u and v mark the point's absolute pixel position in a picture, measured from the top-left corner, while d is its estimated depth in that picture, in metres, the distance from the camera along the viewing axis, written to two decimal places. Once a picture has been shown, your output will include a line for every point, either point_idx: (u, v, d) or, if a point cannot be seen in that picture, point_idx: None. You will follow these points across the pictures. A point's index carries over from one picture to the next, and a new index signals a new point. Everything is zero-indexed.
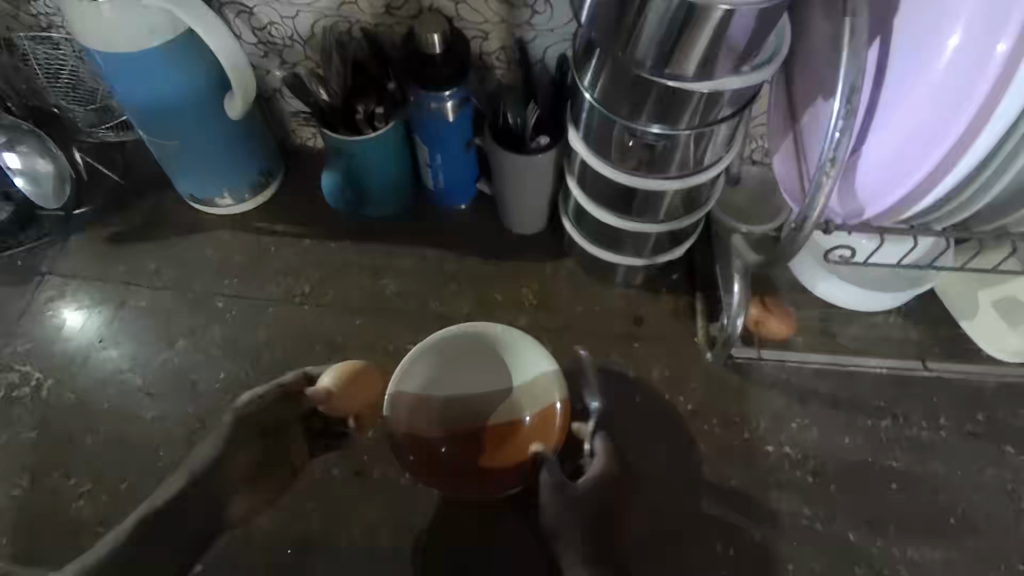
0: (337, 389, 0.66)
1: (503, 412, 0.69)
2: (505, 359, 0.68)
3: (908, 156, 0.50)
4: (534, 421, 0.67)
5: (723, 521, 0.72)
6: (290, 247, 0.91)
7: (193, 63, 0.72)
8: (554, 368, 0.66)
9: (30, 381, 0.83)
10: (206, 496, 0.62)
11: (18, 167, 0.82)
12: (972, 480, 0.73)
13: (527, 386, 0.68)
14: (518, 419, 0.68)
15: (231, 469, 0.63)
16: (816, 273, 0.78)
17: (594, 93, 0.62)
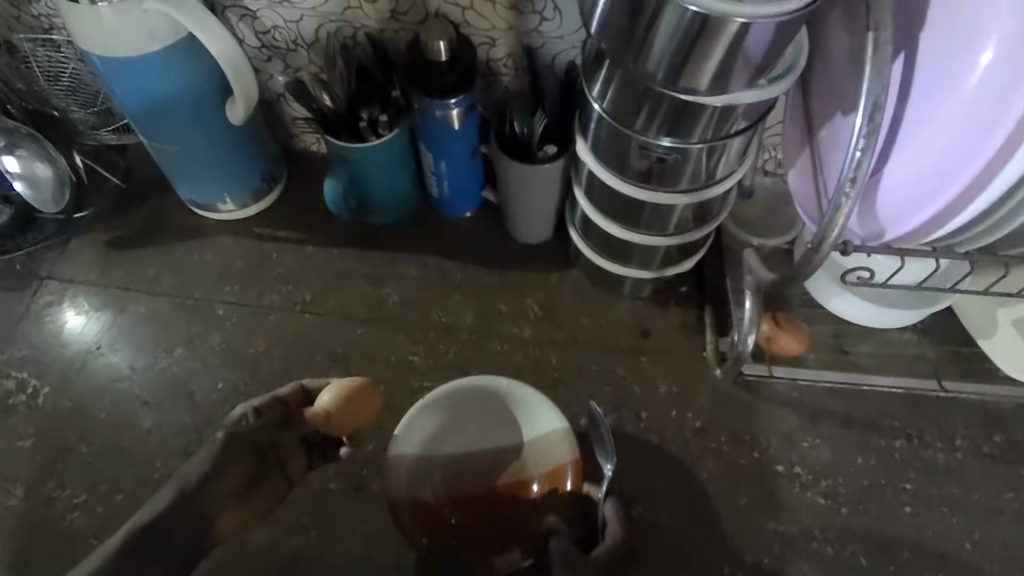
0: (336, 409, 0.56)
1: (511, 472, 0.67)
2: (515, 417, 0.67)
3: (933, 177, 0.48)
4: (542, 483, 0.66)
5: (732, 543, 0.70)
6: (292, 254, 0.90)
7: (192, 67, 0.71)
8: (565, 427, 0.65)
9: (27, 388, 0.82)
10: (195, 509, 0.48)
11: (17, 171, 0.81)
12: (989, 504, 0.71)
13: (536, 442, 0.66)
14: (527, 479, 0.66)
15: (225, 483, 0.50)
16: (831, 290, 0.76)
17: (604, 104, 0.60)
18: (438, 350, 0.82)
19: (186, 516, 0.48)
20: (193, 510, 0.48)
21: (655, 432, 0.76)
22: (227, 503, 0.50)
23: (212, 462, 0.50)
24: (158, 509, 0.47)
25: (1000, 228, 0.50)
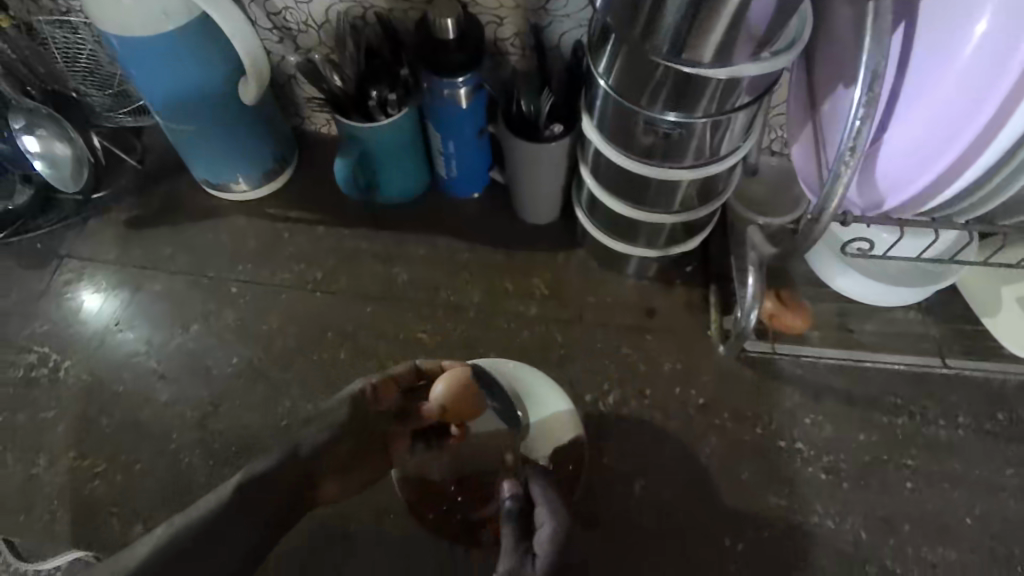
0: (448, 400, 0.63)
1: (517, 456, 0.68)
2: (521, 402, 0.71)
3: (929, 145, 0.48)
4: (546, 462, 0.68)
5: (733, 516, 0.71)
6: (303, 234, 0.91)
7: (206, 47, 0.72)
8: (569, 409, 0.71)
9: (48, 362, 0.84)
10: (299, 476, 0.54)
11: (38, 151, 0.83)
12: (991, 480, 0.72)
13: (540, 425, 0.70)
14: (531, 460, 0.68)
15: (336, 455, 0.57)
16: (833, 266, 0.76)
17: (609, 80, 0.61)
18: (445, 328, 0.84)
19: (292, 476, 0.54)
20: (300, 475, 0.55)
21: (659, 408, 0.77)
22: (330, 473, 0.57)
23: (327, 434, 0.56)
24: (271, 467, 0.53)
25: (996, 197, 0.51)
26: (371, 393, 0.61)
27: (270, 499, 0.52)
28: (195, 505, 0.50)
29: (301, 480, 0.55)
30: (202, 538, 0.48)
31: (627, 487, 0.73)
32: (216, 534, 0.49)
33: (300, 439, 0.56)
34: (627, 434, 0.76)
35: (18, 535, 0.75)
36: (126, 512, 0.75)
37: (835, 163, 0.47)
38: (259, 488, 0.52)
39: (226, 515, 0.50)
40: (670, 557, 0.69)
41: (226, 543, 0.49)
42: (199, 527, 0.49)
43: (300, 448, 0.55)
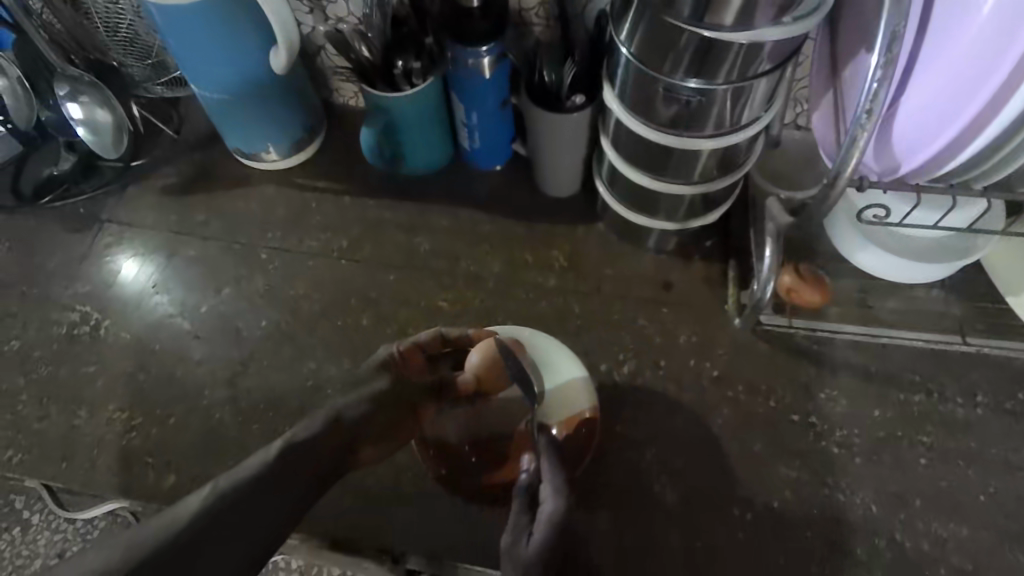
0: (481, 368, 0.67)
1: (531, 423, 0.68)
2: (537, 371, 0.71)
3: (945, 107, 0.49)
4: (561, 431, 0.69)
5: (744, 486, 0.72)
6: (330, 203, 0.94)
7: (236, 17, 0.74)
8: (584, 377, 0.71)
9: (89, 320, 0.89)
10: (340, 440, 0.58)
11: (80, 117, 0.90)
12: (1006, 459, 0.72)
13: (554, 392, 0.70)
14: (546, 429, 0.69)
15: (376, 422, 0.62)
16: (853, 240, 0.76)
17: (630, 48, 0.61)
18: (466, 297, 0.86)
19: (335, 440, 0.58)
20: (343, 439, 0.59)
21: (674, 379, 0.78)
22: (370, 439, 0.61)
23: (363, 404, 0.61)
24: (316, 431, 0.57)
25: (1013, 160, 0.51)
26: (398, 361, 0.66)
27: (313, 462, 0.55)
28: (237, 468, 0.51)
29: (343, 442, 0.59)
30: (246, 498, 0.48)
31: (640, 454, 0.74)
32: (259, 497, 0.49)
33: (339, 409, 0.60)
34: (641, 403, 0.77)
35: (62, 481, 0.79)
36: (161, 462, 0.79)
37: (852, 127, 0.48)
38: (304, 450, 0.55)
39: (271, 476, 0.51)
40: (679, 523, 0.71)
41: (265, 509, 0.49)
42: (242, 488, 0.49)
43: (339, 416, 0.59)
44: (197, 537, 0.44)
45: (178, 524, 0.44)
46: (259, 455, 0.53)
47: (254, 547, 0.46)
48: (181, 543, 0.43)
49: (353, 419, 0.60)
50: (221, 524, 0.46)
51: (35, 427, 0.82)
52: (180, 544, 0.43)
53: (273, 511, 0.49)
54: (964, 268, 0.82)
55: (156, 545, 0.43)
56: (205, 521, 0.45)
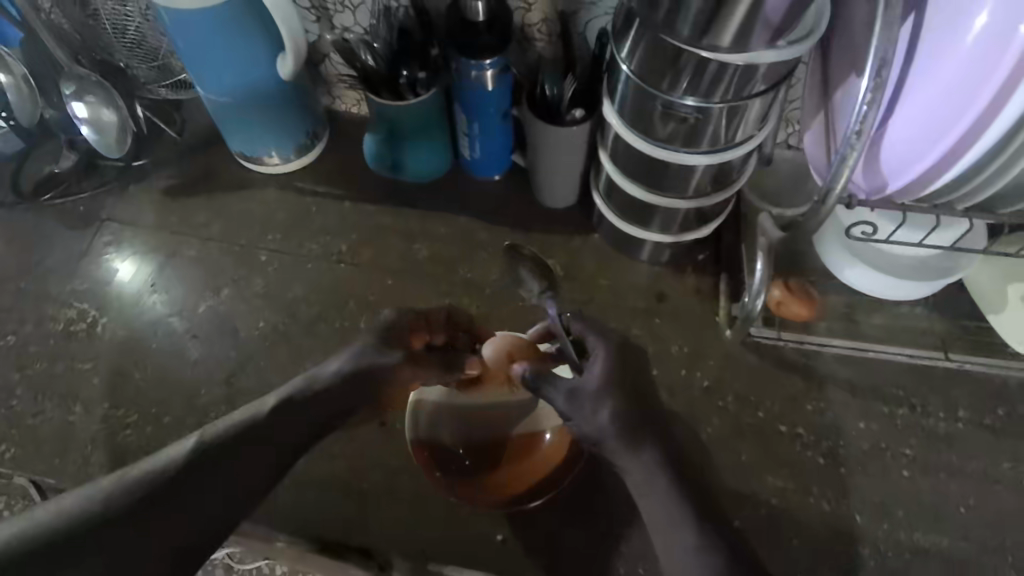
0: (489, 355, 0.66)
1: (523, 426, 0.70)
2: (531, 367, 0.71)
3: (932, 132, 0.51)
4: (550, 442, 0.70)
5: (732, 494, 0.73)
6: (331, 208, 0.95)
7: (244, 23, 0.76)
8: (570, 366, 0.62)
9: (86, 317, 0.89)
10: (325, 401, 0.57)
11: (86, 117, 0.90)
12: (986, 472, 0.74)
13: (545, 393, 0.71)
14: (538, 434, 0.70)
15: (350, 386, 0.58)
16: (841, 259, 0.79)
17: (631, 65, 0.64)
18: (463, 303, 0.87)
19: (324, 394, 0.57)
20: (324, 396, 0.57)
21: (666, 388, 0.79)
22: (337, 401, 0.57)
23: (345, 369, 0.58)
24: (298, 390, 0.56)
25: (987, 186, 0.54)
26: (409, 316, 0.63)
27: (309, 413, 0.56)
28: (231, 416, 0.53)
29: (328, 400, 0.57)
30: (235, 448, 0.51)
31: None
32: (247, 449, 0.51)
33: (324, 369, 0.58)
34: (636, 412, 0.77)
35: (54, 476, 0.79)
36: None
37: (843, 147, 0.50)
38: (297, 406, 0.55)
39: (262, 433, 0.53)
40: None
41: (258, 454, 0.52)
42: (230, 438, 0.51)
43: (321, 374, 0.58)
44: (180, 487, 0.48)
45: (162, 467, 0.49)
46: (244, 410, 0.54)
47: (239, 495, 0.50)
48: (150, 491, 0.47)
49: (347, 371, 0.58)
50: (203, 474, 0.49)
51: (29, 422, 0.83)
52: (162, 487, 0.47)
53: (261, 462, 0.52)
54: (947, 287, 0.85)
55: (139, 487, 0.47)
56: (186, 471, 0.49)
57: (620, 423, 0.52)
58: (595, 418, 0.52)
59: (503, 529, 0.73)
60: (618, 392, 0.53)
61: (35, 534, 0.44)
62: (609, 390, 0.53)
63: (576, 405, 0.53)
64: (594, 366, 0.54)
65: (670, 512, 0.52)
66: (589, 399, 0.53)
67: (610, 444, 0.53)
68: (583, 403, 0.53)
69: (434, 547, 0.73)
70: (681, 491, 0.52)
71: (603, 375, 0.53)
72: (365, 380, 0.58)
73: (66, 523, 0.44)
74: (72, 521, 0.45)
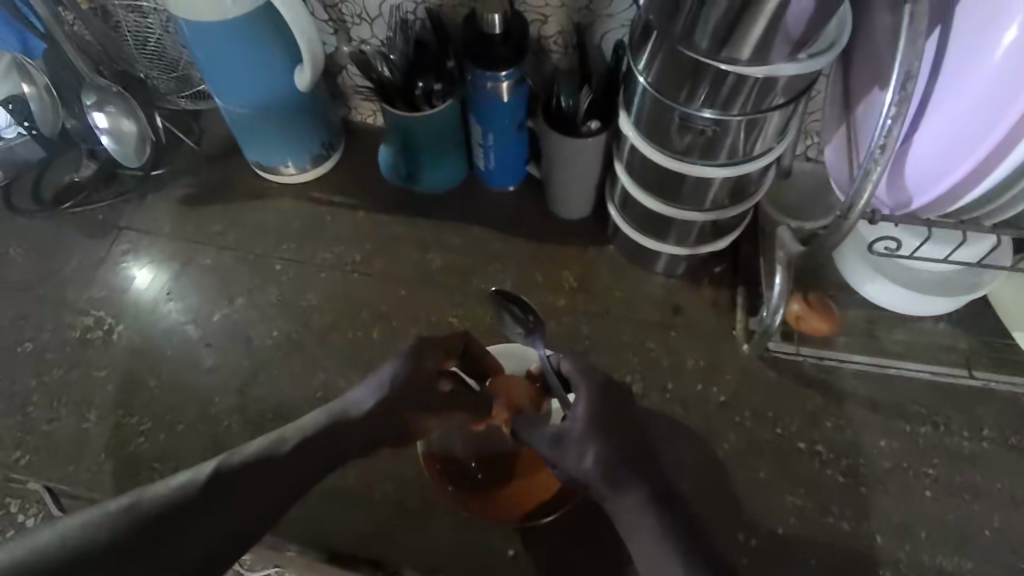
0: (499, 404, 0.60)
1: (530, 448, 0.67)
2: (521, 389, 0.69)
3: (959, 147, 0.51)
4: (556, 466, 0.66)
5: (749, 513, 0.72)
6: (345, 218, 0.95)
7: (262, 33, 0.76)
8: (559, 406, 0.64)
9: (103, 325, 0.90)
10: (348, 431, 0.53)
11: (106, 127, 0.92)
12: (1012, 494, 0.72)
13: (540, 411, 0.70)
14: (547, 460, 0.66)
15: (379, 418, 0.54)
16: (862, 274, 0.78)
17: (648, 78, 0.63)
18: (476, 314, 0.87)
19: (346, 424, 0.53)
20: (350, 428, 0.53)
21: (681, 403, 0.78)
22: (362, 436, 0.54)
23: (373, 398, 0.54)
24: (325, 422, 0.53)
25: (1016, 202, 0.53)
26: (426, 341, 0.58)
27: (334, 444, 0.52)
28: (252, 442, 0.50)
29: (354, 427, 0.53)
30: (255, 473, 0.48)
31: None
32: (266, 474, 0.48)
33: (352, 399, 0.55)
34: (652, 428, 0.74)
35: (68, 483, 0.80)
36: (167, 469, 0.80)
37: (866, 161, 0.49)
38: (323, 434, 0.52)
39: (282, 459, 0.49)
40: None
41: (276, 478, 0.49)
42: (250, 463, 0.48)
43: (351, 409, 0.54)
44: (195, 508, 0.45)
45: (182, 488, 0.45)
46: (268, 437, 0.51)
47: (253, 520, 0.46)
48: (163, 514, 0.44)
49: (373, 406, 0.54)
50: (221, 496, 0.46)
51: (45, 428, 0.83)
52: (179, 508, 0.45)
53: (280, 484, 0.48)
54: (970, 303, 0.83)
55: (155, 509, 0.44)
56: (203, 495, 0.46)
57: (603, 462, 0.50)
58: (579, 463, 0.50)
59: (514, 543, 0.72)
60: (603, 436, 0.51)
61: (46, 548, 0.41)
62: (593, 431, 0.51)
63: (561, 449, 0.52)
64: (577, 407, 0.53)
65: (655, 555, 0.46)
66: (573, 443, 0.51)
67: (595, 487, 0.50)
68: (568, 446, 0.51)
69: (444, 561, 0.72)
70: (670, 530, 0.47)
71: (586, 417, 0.52)
72: (391, 412, 0.55)
73: (80, 542, 0.42)
74: (85, 541, 0.42)
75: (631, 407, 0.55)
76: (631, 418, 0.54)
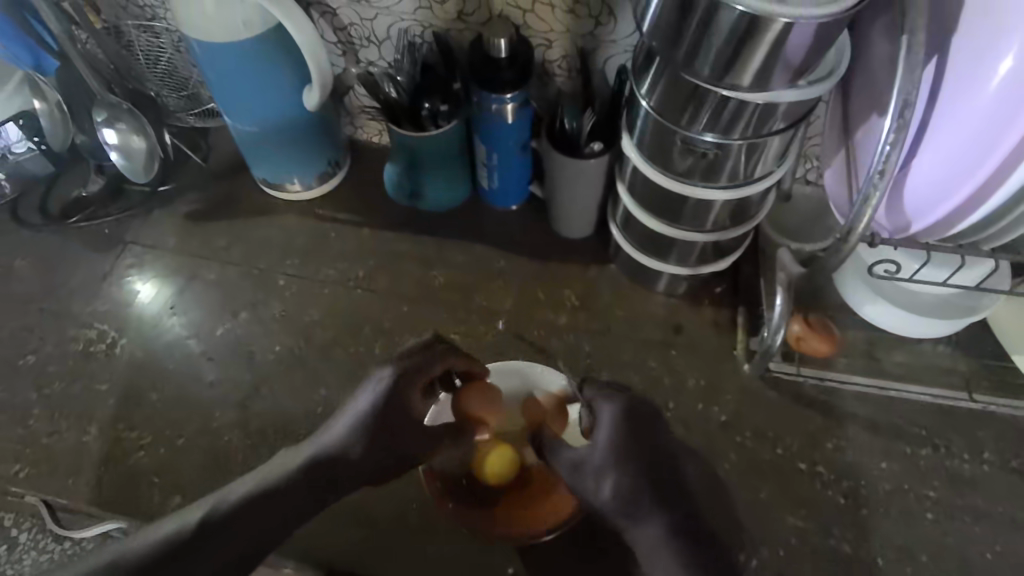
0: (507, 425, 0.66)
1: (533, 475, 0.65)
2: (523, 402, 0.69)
3: (956, 173, 0.52)
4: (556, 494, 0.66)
5: (750, 533, 0.72)
6: (349, 234, 0.96)
7: (274, 57, 0.78)
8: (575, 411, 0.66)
9: (106, 338, 0.90)
10: (338, 464, 0.54)
11: (116, 143, 0.93)
12: (1014, 517, 0.72)
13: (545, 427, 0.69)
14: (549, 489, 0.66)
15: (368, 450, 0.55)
16: (862, 296, 0.79)
17: (651, 101, 0.64)
18: (479, 332, 0.87)
19: (333, 457, 0.54)
20: (338, 460, 0.54)
21: (682, 422, 0.78)
22: (353, 465, 0.55)
23: (355, 430, 0.56)
24: (310, 456, 0.54)
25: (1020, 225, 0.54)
26: (407, 371, 0.59)
27: (325, 473, 0.53)
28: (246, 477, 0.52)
29: (341, 458, 0.54)
30: (246, 512, 0.50)
31: None
32: (260, 508, 0.50)
33: (338, 432, 0.56)
34: None
35: (66, 497, 0.79)
36: (167, 483, 0.79)
37: (865, 185, 0.50)
38: (312, 466, 0.53)
39: (276, 494, 0.51)
40: None
41: (271, 509, 0.50)
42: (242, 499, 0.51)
43: (337, 443, 0.55)
44: (192, 544, 0.47)
45: (174, 533, 0.48)
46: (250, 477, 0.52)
47: (247, 548, 0.48)
48: (163, 552, 0.47)
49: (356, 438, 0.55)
50: (214, 533, 0.48)
51: (45, 442, 0.83)
52: (181, 545, 0.47)
53: (273, 514, 0.50)
54: (968, 326, 0.84)
55: (154, 544, 0.47)
56: (195, 536, 0.48)
57: (620, 502, 0.50)
58: (598, 491, 0.51)
59: (515, 561, 0.72)
60: (624, 463, 0.51)
61: None
62: (610, 467, 0.50)
63: (580, 477, 0.53)
64: (599, 433, 0.53)
65: None
66: (593, 472, 0.52)
67: (612, 516, 0.51)
68: (586, 470, 0.52)
69: None
70: (687, 561, 0.48)
71: (609, 443, 0.52)
72: (375, 438, 0.56)
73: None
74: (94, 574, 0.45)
75: (651, 423, 0.53)
76: (655, 440, 0.53)
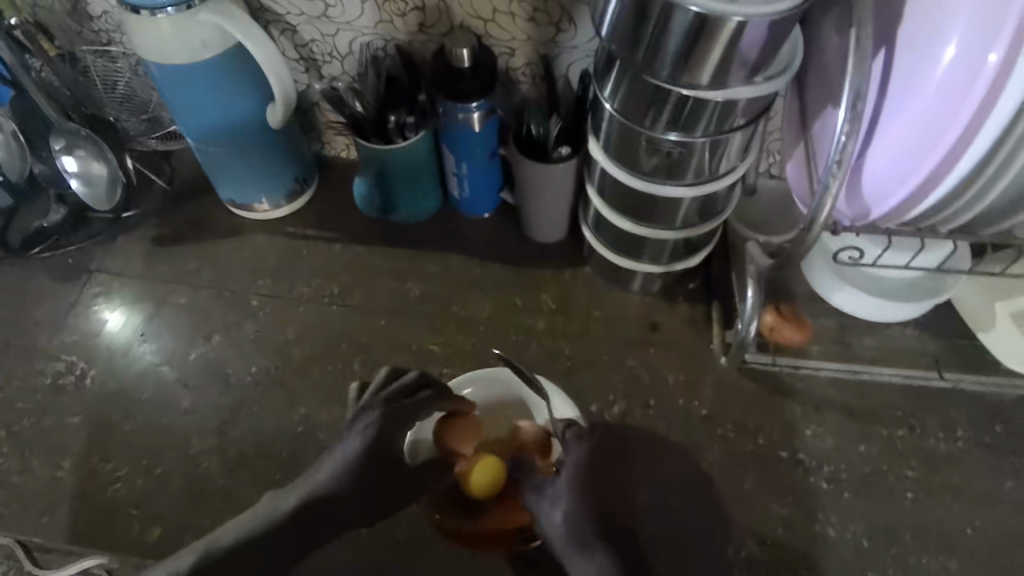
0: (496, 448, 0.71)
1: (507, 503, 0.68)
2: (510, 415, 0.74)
3: (909, 160, 0.53)
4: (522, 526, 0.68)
5: (737, 523, 0.73)
6: (322, 251, 0.95)
7: (236, 76, 0.77)
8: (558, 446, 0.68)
9: (75, 370, 0.88)
10: (330, 506, 0.60)
11: (76, 170, 0.90)
12: (989, 491, 0.74)
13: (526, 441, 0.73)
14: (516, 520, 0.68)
15: (356, 484, 0.62)
16: (830, 283, 0.80)
17: (614, 103, 0.65)
18: (457, 342, 0.87)
19: (320, 500, 0.60)
20: (325, 499, 0.61)
21: (665, 419, 0.79)
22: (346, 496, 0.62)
23: (338, 473, 0.63)
24: (296, 502, 0.60)
25: (971, 209, 0.56)
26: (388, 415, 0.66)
27: (322, 513, 0.60)
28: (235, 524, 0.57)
29: (331, 495, 0.61)
30: (244, 551, 0.55)
31: None
32: (257, 546, 0.55)
33: (324, 472, 0.63)
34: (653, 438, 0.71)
35: (43, 536, 0.77)
36: (146, 514, 0.78)
37: (825, 175, 0.51)
38: (307, 510, 0.59)
39: (268, 536, 0.56)
40: None
41: (279, 541, 0.56)
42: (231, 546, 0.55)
43: (319, 486, 0.61)
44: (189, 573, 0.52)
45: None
46: (265, 506, 0.60)
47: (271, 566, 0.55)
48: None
49: (341, 475, 0.62)
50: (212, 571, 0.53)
51: (16, 480, 0.81)
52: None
53: (282, 546, 0.56)
54: (934, 308, 0.86)
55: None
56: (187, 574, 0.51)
57: (575, 524, 0.58)
58: (550, 514, 0.61)
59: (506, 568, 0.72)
60: (577, 493, 0.59)
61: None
62: (568, 488, 0.60)
63: (540, 497, 0.63)
64: (567, 458, 0.62)
65: None
66: (552, 497, 0.61)
67: (560, 545, 0.59)
68: (546, 494, 0.62)
69: None
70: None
71: (568, 472, 0.61)
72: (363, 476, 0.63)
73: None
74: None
75: (604, 454, 0.62)
76: (615, 469, 0.62)
